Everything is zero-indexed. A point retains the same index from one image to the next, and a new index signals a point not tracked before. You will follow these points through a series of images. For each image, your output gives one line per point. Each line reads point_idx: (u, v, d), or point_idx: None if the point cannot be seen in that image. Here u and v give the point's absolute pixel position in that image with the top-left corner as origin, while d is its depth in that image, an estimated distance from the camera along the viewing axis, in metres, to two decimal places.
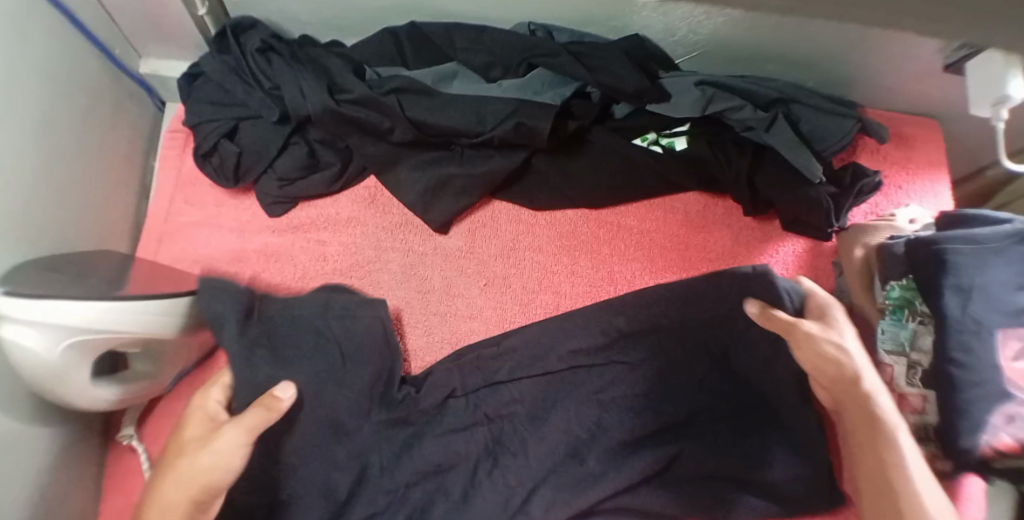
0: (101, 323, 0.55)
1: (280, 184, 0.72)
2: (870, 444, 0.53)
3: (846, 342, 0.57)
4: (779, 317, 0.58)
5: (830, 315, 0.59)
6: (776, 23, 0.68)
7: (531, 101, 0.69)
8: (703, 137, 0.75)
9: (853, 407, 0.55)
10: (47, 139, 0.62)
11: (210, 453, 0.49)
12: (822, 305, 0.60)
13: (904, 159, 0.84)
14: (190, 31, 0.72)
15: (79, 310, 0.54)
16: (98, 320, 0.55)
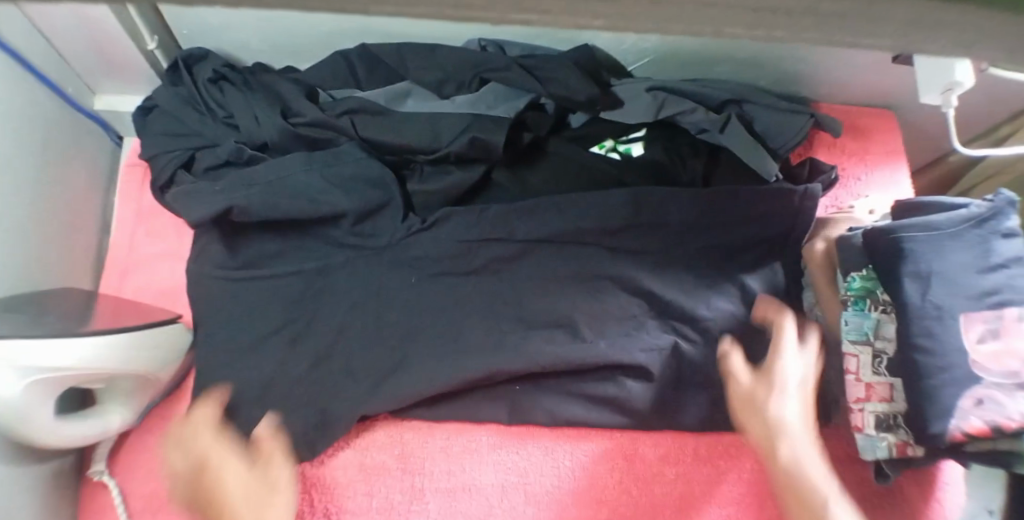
0: (63, 359, 0.55)
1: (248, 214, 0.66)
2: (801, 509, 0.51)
3: (784, 407, 0.55)
4: (731, 366, 0.61)
5: (778, 369, 0.57)
6: None
7: (485, 115, 0.70)
8: (658, 141, 0.77)
9: (784, 481, 0.52)
10: (3, 182, 0.62)
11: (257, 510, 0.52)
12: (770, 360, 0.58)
13: (861, 150, 0.86)
14: (142, 65, 0.72)
15: (40, 347, 0.54)
16: (59, 356, 0.55)
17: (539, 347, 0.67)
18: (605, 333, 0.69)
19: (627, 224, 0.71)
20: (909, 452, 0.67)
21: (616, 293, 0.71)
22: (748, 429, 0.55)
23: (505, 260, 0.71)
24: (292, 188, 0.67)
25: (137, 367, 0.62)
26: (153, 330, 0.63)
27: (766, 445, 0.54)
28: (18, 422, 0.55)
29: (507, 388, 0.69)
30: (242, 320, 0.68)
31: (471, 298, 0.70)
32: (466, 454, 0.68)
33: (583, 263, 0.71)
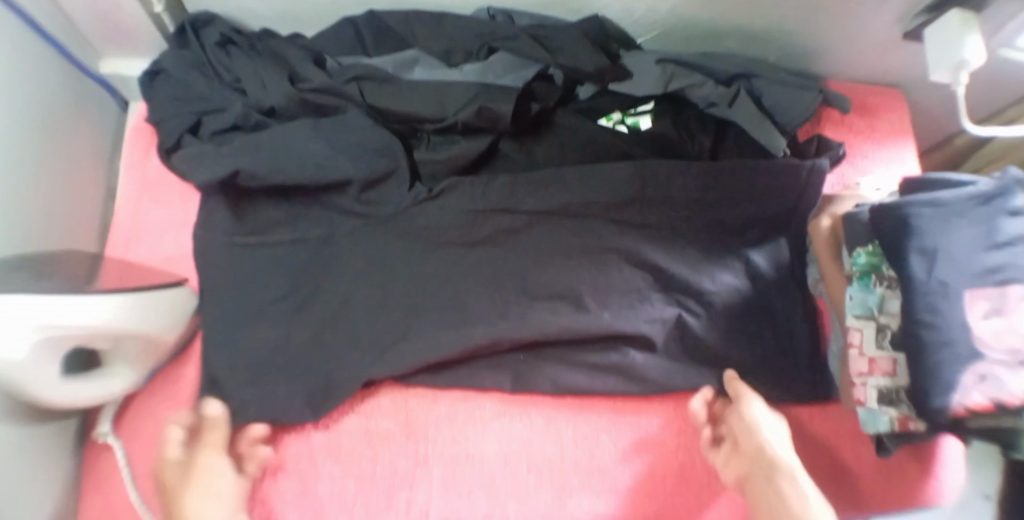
0: (70, 317, 0.55)
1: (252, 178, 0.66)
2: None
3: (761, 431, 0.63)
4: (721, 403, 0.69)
5: (746, 413, 0.64)
6: None
7: (493, 84, 0.70)
8: (666, 115, 0.77)
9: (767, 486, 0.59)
10: (10, 142, 0.62)
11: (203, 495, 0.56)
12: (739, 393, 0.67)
13: (868, 129, 0.85)
14: (149, 29, 0.72)
15: (48, 305, 0.54)
16: (68, 314, 0.55)
17: (539, 318, 0.67)
18: (611, 308, 0.69)
19: (634, 199, 0.72)
20: (910, 426, 0.66)
21: (622, 266, 0.71)
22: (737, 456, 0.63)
23: (518, 233, 0.71)
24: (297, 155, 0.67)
25: (140, 328, 0.62)
26: (157, 294, 0.64)
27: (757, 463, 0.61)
28: (23, 383, 0.55)
29: (510, 357, 0.70)
30: (247, 285, 0.68)
31: (477, 268, 0.69)
32: (468, 421, 0.68)
33: (587, 237, 0.71)
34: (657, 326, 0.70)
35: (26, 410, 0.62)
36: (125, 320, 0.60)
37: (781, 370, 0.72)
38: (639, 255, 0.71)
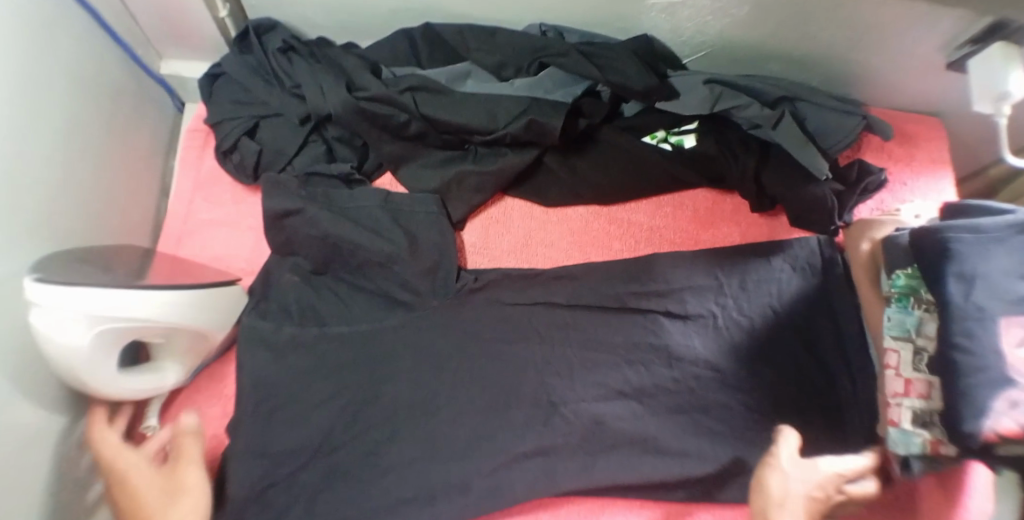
0: (126, 310, 0.56)
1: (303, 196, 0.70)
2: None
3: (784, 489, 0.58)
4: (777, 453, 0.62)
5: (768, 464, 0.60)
6: (790, 11, 0.70)
7: (543, 99, 0.71)
8: (709, 134, 0.77)
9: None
10: (71, 138, 0.63)
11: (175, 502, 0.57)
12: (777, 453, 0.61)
13: (907, 156, 0.86)
14: (211, 33, 0.73)
15: (109, 298, 0.55)
16: (123, 307, 0.56)
17: (569, 340, 0.74)
18: (659, 412, 0.73)
19: (655, 253, 0.77)
20: (942, 450, 0.66)
21: (670, 367, 0.74)
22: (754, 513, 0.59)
23: (566, 327, 0.74)
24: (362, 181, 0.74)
25: (191, 322, 0.62)
26: (206, 292, 0.64)
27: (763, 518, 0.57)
28: (75, 370, 0.56)
29: (547, 367, 0.73)
30: (307, 293, 0.72)
31: (527, 320, 0.74)
32: (505, 427, 0.70)
33: (634, 332, 0.75)
34: (706, 439, 0.72)
35: (76, 401, 0.63)
36: (174, 312, 0.60)
37: (800, 396, 0.75)
38: (685, 353, 0.74)
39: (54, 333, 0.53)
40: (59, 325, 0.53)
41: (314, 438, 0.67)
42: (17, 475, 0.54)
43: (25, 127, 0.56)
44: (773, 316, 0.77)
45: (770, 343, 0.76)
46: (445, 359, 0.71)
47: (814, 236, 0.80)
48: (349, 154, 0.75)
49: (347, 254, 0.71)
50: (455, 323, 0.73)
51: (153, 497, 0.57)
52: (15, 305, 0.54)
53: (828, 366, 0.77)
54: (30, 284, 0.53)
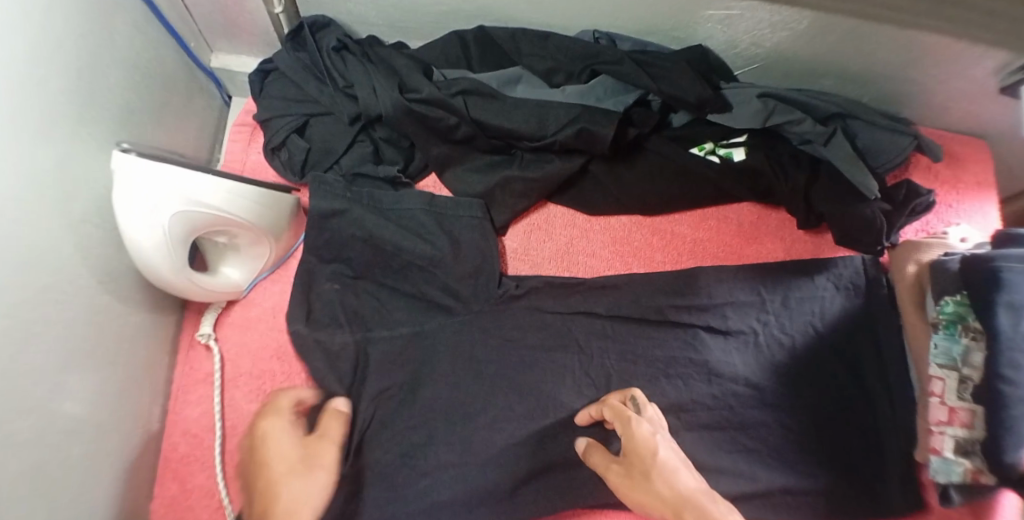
0: (222, 204, 0.58)
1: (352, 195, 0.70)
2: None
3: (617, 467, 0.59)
4: (592, 455, 0.63)
5: (599, 460, 0.62)
6: (851, 28, 0.68)
7: (595, 107, 0.70)
8: (759, 149, 0.76)
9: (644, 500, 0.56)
10: (131, 134, 0.60)
11: (303, 494, 0.59)
12: (592, 454, 0.63)
13: (954, 179, 0.84)
14: (265, 28, 0.73)
15: (211, 187, 0.57)
16: (221, 200, 0.57)
17: (607, 350, 0.73)
18: (696, 428, 0.72)
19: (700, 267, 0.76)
20: (982, 479, 0.66)
21: (709, 383, 0.73)
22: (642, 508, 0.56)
23: (605, 338, 0.73)
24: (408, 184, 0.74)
25: (253, 223, 0.62)
26: (280, 197, 0.66)
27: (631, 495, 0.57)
28: (152, 264, 0.56)
29: (585, 377, 0.72)
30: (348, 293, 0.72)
31: (566, 329, 0.73)
32: (542, 436, 0.69)
33: (675, 346, 0.74)
34: (743, 457, 0.72)
35: (125, 399, 0.62)
36: (256, 213, 0.62)
37: (844, 418, 0.74)
38: (726, 370, 0.74)
39: (126, 215, 0.53)
40: (138, 202, 0.53)
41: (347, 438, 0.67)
42: (69, 476, 0.53)
43: (86, 119, 0.53)
44: (816, 335, 0.76)
45: (813, 362, 0.76)
46: (483, 365, 0.71)
47: (859, 255, 0.78)
48: (396, 155, 0.74)
49: (390, 256, 0.71)
50: (495, 329, 0.72)
51: (286, 466, 0.59)
52: (70, 303, 0.52)
53: (872, 388, 0.75)
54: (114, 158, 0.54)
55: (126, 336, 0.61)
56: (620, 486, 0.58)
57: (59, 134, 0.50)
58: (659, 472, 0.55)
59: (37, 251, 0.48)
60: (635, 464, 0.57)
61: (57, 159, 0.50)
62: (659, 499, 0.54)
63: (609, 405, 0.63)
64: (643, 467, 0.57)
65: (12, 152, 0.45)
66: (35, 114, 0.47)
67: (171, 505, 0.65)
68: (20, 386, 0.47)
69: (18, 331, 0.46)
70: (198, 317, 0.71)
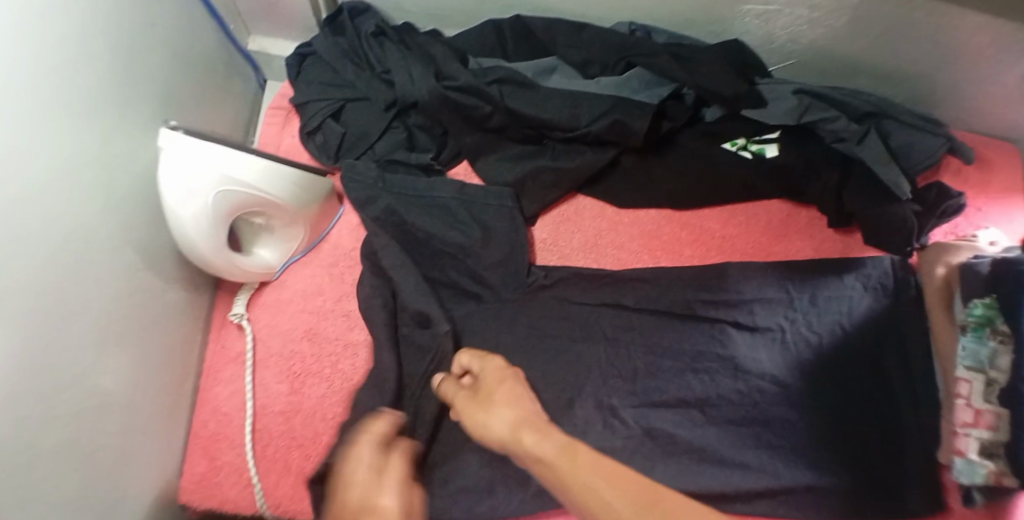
0: (257, 183, 0.57)
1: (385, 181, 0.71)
2: (617, 481, 0.42)
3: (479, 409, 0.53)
4: (450, 388, 0.59)
5: (452, 389, 0.58)
6: (890, 25, 0.68)
7: (629, 99, 0.70)
8: (792, 146, 0.76)
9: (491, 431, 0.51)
10: (171, 113, 0.60)
11: None
12: (445, 387, 0.60)
13: (983, 183, 0.82)
14: (304, 12, 0.74)
15: (245, 165, 0.56)
16: (255, 178, 0.57)
17: (634, 343, 0.74)
18: (720, 422, 0.72)
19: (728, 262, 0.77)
20: (1004, 482, 0.65)
21: (735, 378, 0.73)
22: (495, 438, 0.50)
23: (631, 330, 0.74)
24: (441, 171, 0.75)
25: (287, 204, 0.62)
26: (314, 178, 0.66)
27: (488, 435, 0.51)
28: (194, 243, 0.56)
29: (609, 367, 0.73)
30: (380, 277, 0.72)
31: (593, 320, 0.74)
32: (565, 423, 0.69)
33: (702, 340, 0.74)
34: (767, 453, 0.72)
35: (160, 373, 0.62)
36: (290, 192, 0.61)
37: (873, 418, 0.74)
38: (752, 366, 0.74)
39: (170, 193, 0.53)
40: (179, 179, 0.53)
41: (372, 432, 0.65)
42: (104, 447, 0.53)
43: (132, 96, 0.54)
44: (843, 334, 0.76)
45: (839, 361, 0.75)
46: (510, 353, 0.71)
47: (888, 256, 0.78)
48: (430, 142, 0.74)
49: (421, 243, 0.72)
50: (522, 318, 0.72)
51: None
52: (111, 278, 0.53)
53: (902, 391, 0.75)
54: (160, 136, 0.56)
55: (163, 312, 0.62)
56: (462, 408, 0.54)
57: (107, 112, 0.51)
58: (502, 401, 0.52)
59: (83, 223, 0.49)
60: (485, 393, 0.55)
61: (104, 133, 0.50)
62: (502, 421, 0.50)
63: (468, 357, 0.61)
64: (491, 393, 0.54)
65: (60, 127, 0.45)
66: (82, 90, 0.48)
67: (200, 480, 0.66)
68: (61, 359, 0.47)
69: (62, 307, 0.47)
70: (231, 297, 0.72)
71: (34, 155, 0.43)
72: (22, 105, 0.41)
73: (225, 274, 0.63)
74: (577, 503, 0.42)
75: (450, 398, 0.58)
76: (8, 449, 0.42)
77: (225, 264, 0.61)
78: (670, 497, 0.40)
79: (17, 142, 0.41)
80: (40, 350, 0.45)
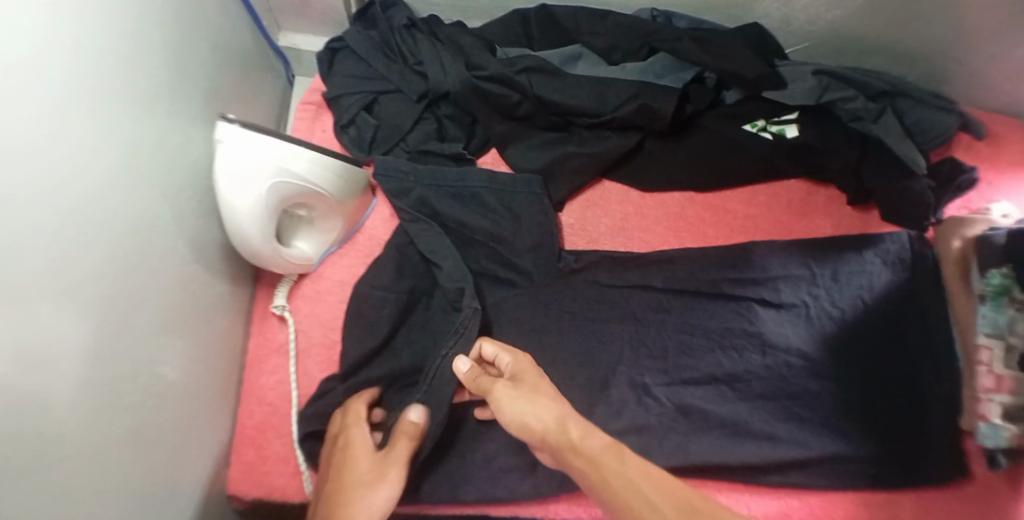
0: (303, 173, 0.59)
1: (416, 169, 0.73)
2: (656, 481, 0.44)
3: (511, 396, 0.54)
4: (478, 380, 0.58)
5: (479, 380, 0.58)
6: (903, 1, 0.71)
7: (654, 84, 0.73)
8: (810, 125, 0.78)
9: (523, 421, 0.51)
10: (214, 106, 0.62)
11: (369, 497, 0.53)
12: (471, 378, 0.60)
13: (993, 158, 0.83)
14: (335, 6, 0.76)
15: (291, 155, 0.58)
16: (302, 168, 0.59)
17: (664, 322, 0.75)
18: (750, 398, 0.74)
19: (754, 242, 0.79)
20: None
21: (764, 354, 0.75)
22: (531, 425, 0.51)
23: (662, 310, 0.76)
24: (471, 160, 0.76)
25: (328, 193, 0.64)
26: (353, 168, 0.68)
27: (527, 424, 0.51)
28: (247, 232, 0.58)
29: (641, 347, 0.74)
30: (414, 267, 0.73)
31: (624, 301, 0.75)
32: (600, 401, 0.71)
33: (729, 318, 0.76)
34: (797, 426, 0.73)
35: (210, 363, 0.64)
36: (331, 182, 0.63)
37: (901, 388, 0.75)
38: (780, 341, 0.76)
39: (227, 185, 0.56)
40: (233, 171, 0.55)
41: None
42: (164, 434, 0.54)
43: (184, 89, 0.56)
44: (866, 307, 0.78)
45: (865, 332, 0.77)
46: (545, 336, 0.72)
47: (906, 231, 0.80)
48: (458, 132, 0.75)
49: (453, 232, 0.74)
50: (554, 301, 0.74)
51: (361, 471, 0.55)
52: (166, 268, 0.54)
53: (928, 361, 0.76)
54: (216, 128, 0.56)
55: (211, 302, 0.63)
56: (501, 393, 0.54)
57: (160, 105, 0.52)
58: (547, 394, 0.54)
59: (139, 213, 0.49)
60: (522, 381, 0.56)
61: (157, 125, 0.52)
62: (546, 410, 0.52)
63: (489, 347, 0.63)
64: (530, 382, 0.56)
65: (123, 119, 0.47)
66: (139, 83, 0.49)
67: (247, 470, 0.66)
68: (127, 347, 0.48)
69: (125, 294, 0.48)
70: (271, 289, 0.74)
71: (101, 146, 0.45)
72: (83, 93, 0.43)
73: (269, 263, 0.64)
74: (613, 504, 0.44)
75: (483, 387, 0.57)
76: (84, 428, 0.43)
77: (265, 255, 0.62)
78: (702, 500, 0.43)
79: (84, 133, 0.43)
80: (105, 333, 0.45)
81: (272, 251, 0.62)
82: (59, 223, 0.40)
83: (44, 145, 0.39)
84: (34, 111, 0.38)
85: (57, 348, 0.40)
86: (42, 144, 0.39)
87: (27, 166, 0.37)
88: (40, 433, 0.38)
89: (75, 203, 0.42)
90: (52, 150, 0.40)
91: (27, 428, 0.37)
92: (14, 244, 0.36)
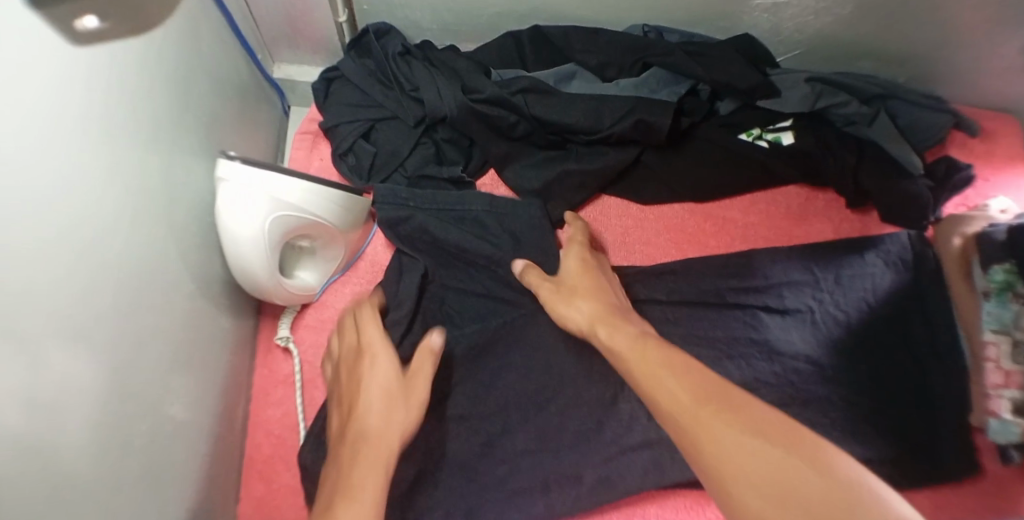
0: (305, 205, 0.59)
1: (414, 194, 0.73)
2: (685, 379, 0.45)
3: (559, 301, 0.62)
4: (530, 277, 0.67)
5: (531, 275, 0.67)
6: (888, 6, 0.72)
7: (649, 98, 0.73)
8: (805, 130, 0.79)
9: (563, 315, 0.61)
10: (215, 139, 0.62)
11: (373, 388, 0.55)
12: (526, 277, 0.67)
13: (987, 153, 0.84)
14: (329, 37, 0.76)
15: (294, 187, 0.58)
16: (303, 200, 0.59)
17: (670, 333, 0.75)
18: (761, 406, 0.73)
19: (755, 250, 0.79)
20: None
21: (771, 361, 0.75)
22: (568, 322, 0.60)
23: (668, 322, 0.76)
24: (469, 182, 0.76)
25: (331, 223, 0.64)
26: (356, 197, 0.68)
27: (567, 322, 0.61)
28: (250, 264, 0.58)
29: None
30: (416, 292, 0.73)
31: None
32: None
33: (735, 326, 0.76)
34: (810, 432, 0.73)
35: (217, 397, 0.63)
36: (335, 212, 0.63)
37: (912, 388, 0.75)
38: (787, 348, 0.75)
39: (233, 219, 0.56)
40: (236, 206, 0.56)
41: (422, 442, 0.66)
42: (176, 467, 0.54)
43: (185, 125, 0.56)
44: (871, 309, 0.78)
45: (870, 334, 0.77)
46: None
47: (906, 231, 0.80)
48: (458, 155, 0.76)
49: (455, 254, 0.73)
50: None
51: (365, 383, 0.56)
52: (172, 303, 0.54)
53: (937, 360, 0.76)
54: (218, 165, 0.57)
55: (217, 335, 0.63)
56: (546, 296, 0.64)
57: (163, 141, 0.52)
58: (584, 298, 0.61)
59: (144, 247, 0.49)
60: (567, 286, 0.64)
61: (161, 161, 0.52)
62: (580, 313, 0.60)
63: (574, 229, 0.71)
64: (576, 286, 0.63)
65: (129, 154, 0.47)
66: (144, 117, 0.50)
67: (258, 505, 0.66)
68: (133, 384, 0.47)
69: (131, 331, 0.47)
70: (275, 321, 0.74)
71: (106, 173, 0.44)
72: (90, 122, 0.43)
73: (274, 296, 0.64)
74: (648, 395, 0.46)
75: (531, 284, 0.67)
76: (93, 469, 0.42)
77: (269, 287, 0.62)
78: (722, 394, 0.43)
79: (92, 159, 0.43)
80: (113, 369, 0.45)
81: (275, 286, 0.62)
82: (73, 252, 0.41)
83: (55, 163, 0.39)
84: (44, 132, 0.38)
85: (70, 380, 0.40)
86: (52, 171, 0.39)
87: (42, 185, 0.38)
88: (54, 472, 0.38)
89: (84, 227, 0.42)
90: (61, 169, 0.40)
91: (42, 467, 0.37)
92: (36, 263, 0.37)
